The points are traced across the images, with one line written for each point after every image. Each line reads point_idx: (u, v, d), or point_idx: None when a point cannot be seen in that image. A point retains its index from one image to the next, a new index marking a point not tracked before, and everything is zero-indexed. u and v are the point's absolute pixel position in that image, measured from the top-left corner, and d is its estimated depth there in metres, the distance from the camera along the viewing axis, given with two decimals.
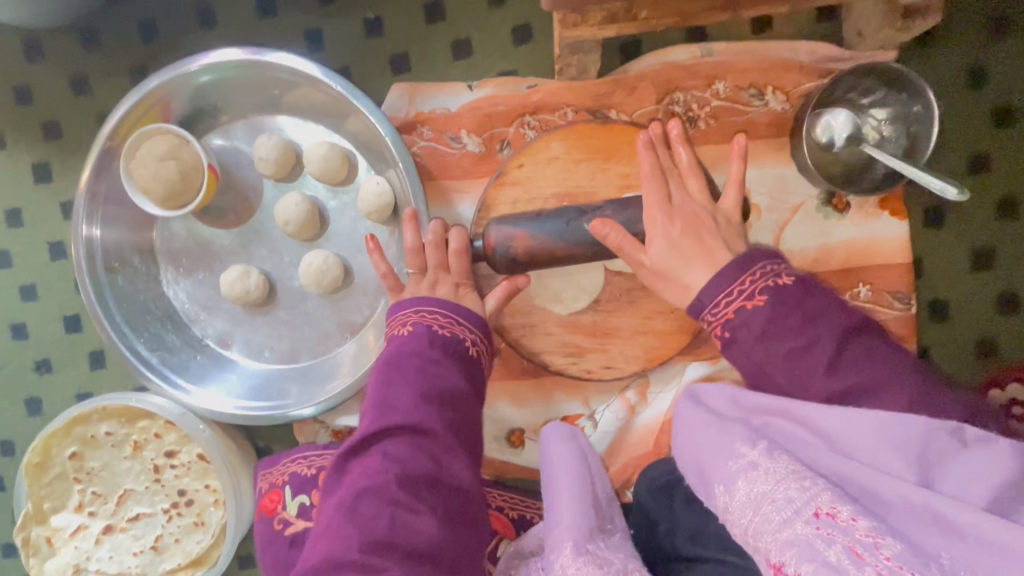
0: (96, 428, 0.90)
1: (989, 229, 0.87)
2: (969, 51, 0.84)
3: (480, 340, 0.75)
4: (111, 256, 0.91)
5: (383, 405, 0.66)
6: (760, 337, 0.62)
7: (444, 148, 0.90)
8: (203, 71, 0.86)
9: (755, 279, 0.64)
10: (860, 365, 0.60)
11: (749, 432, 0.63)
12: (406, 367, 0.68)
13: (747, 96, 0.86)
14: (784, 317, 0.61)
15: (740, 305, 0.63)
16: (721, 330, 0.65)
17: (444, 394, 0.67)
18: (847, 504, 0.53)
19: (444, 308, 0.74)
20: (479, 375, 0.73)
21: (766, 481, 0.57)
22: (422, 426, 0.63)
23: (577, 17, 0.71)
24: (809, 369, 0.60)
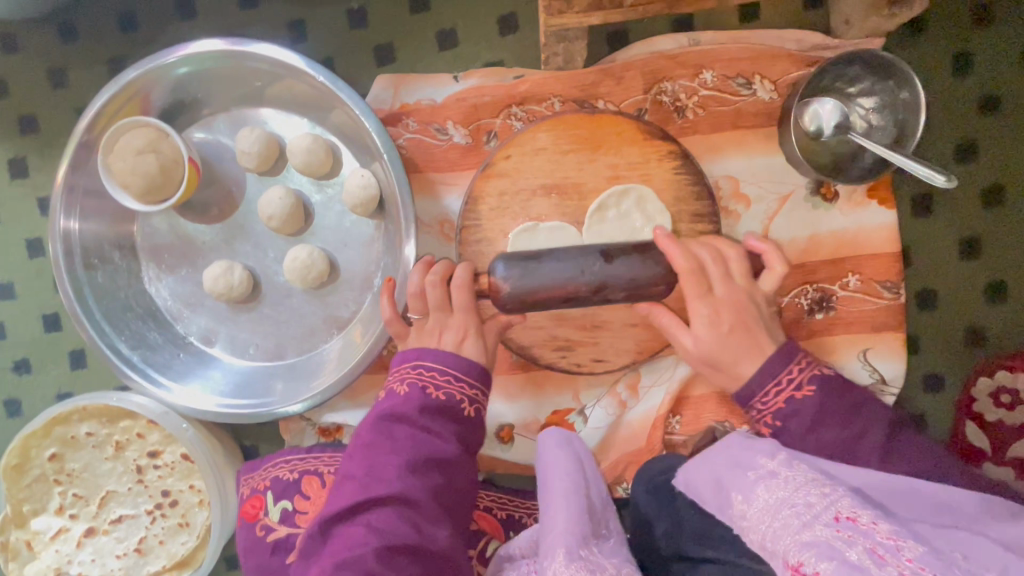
0: (77, 429, 0.88)
1: (976, 218, 0.87)
2: (955, 39, 0.84)
3: (480, 394, 0.71)
4: (90, 252, 0.89)
5: (369, 472, 0.63)
6: (811, 428, 0.64)
7: (430, 140, 0.88)
8: (182, 63, 0.84)
9: (801, 369, 0.67)
10: (910, 455, 0.62)
11: (771, 445, 0.63)
12: (395, 431, 0.65)
13: (735, 85, 0.85)
14: (831, 408, 0.64)
15: (788, 395, 0.66)
16: (771, 419, 0.67)
17: (433, 462, 0.63)
18: (865, 507, 0.52)
19: (443, 364, 0.70)
20: (475, 435, 0.70)
21: (784, 487, 0.57)
22: (405, 496, 0.60)
23: (562, 4, 0.69)
24: (862, 451, 0.62)
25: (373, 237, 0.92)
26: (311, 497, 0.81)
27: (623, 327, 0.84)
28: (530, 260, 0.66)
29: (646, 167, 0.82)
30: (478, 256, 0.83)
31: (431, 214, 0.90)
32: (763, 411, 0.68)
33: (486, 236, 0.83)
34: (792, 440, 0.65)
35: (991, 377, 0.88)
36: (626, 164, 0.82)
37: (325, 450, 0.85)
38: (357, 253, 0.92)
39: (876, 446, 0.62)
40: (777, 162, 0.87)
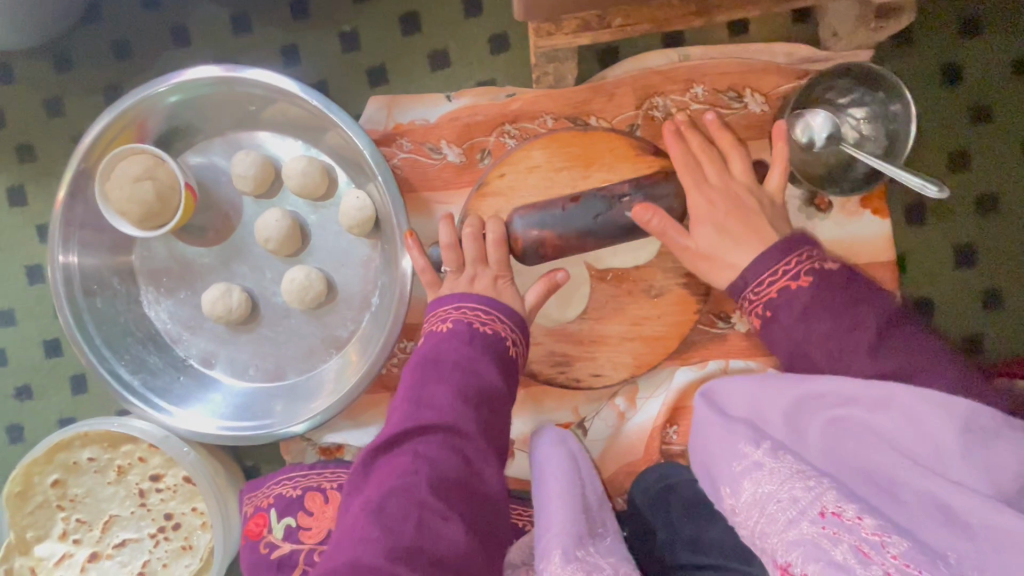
0: (79, 454, 0.89)
1: (970, 226, 0.87)
2: (944, 49, 0.85)
3: (520, 340, 0.75)
4: (89, 278, 0.90)
5: (420, 400, 0.65)
6: (801, 317, 0.64)
7: (424, 160, 0.89)
8: (172, 91, 0.85)
9: (800, 261, 0.66)
10: (903, 349, 0.61)
11: (751, 432, 0.64)
12: (444, 364, 0.68)
13: (726, 99, 0.85)
14: (829, 298, 0.64)
15: (784, 285, 0.66)
16: (761, 308, 0.68)
17: (481, 393, 0.65)
18: (851, 502, 0.54)
19: (484, 305, 0.74)
20: (517, 376, 0.72)
21: (770, 481, 0.58)
22: (455, 426, 0.62)
23: (551, 26, 0.71)
24: (851, 342, 0.62)
25: (370, 256, 0.92)
26: (315, 513, 0.82)
27: (621, 341, 0.84)
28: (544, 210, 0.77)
29: (639, 182, 0.82)
30: None
31: (426, 232, 0.90)
32: (756, 301, 0.68)
33: None
34: (780, 328, 0.66)
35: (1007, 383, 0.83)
36: (620, 180, 0.82)
37: (329, 466, 0.85)
38: (354, 273, 0.93)
39: (868, 337, 0.61)
40: None
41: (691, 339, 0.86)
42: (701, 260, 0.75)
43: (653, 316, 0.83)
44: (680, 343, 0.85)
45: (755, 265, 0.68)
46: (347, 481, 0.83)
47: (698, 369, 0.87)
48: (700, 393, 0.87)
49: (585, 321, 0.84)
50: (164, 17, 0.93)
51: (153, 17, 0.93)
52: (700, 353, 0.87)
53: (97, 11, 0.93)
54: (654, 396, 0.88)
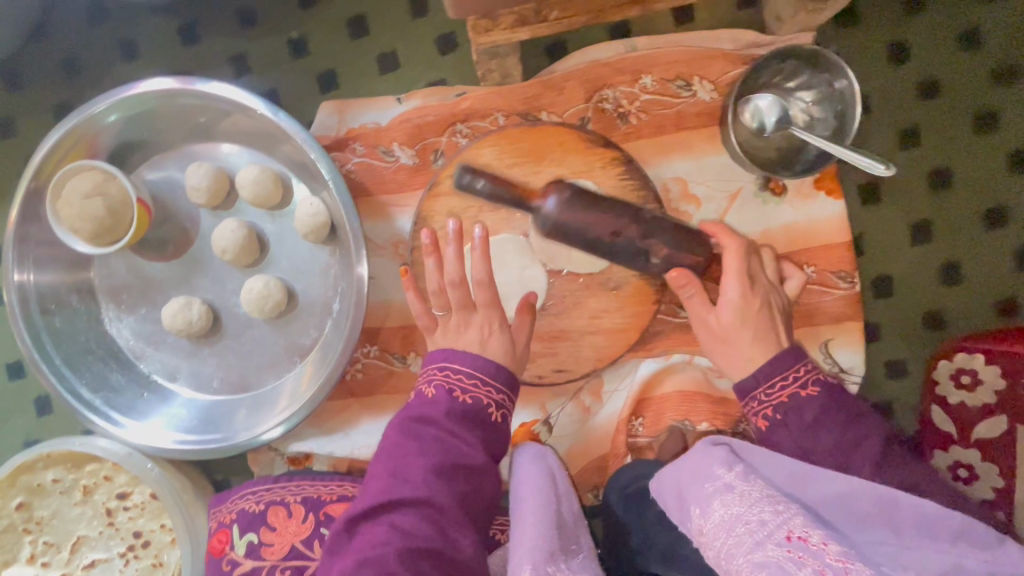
0: (43, 476, 0.88)
1: (926, 202, 0.87)
2: (888, 27, 0.86)
3: (507, 402, 0.72)
4: (46, 297, 0.89)
5: (398, 474, 0.65)
6: (811, 425, 0.67)
7: (378, 163, 0.89)
8: (111, 110, 0.84)
9: (808, 371, 0.69)
10: (900, 468, 0.65)
11: (727, 454, 0.66)
12: (425, 435, 0.67)
13: (674, 88, 0.86)
14: (834, 410, 0.67)
15: (794, 391, 0.69)
16: (772, 412, 0.69)
17: (459, 466, 0.65)
18: (816, 528, 0.56)
19: (477, 373, 0.71)
20: (499, 440, 0.71)
21: (740, 503, 0.60)
22: (431, 500, 0.63)
23: (488, 22, 0.70)
24: (853, 458, 0.65)
25: (329, 262, 0.92)
26: (277, 528, 0.82)
27: (580, 335, 0.84)
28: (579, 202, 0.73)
29: (590, 175, 0.82)
30: None
31: (384, 235, 0.91)
32: (764, 405, 0.69)
33: None
34: (789, 436, 0.67)
35: (950, 359, 0.83)
36: (570, 174, 0.82)
37: (294, 479, 0.85)
38: (314, 280, 0.92)
39: (872, 452, 0.65)
40: (723, 160, 0.87)
41: (651, 330, 0.87)
42: (715, 341, 0.75)
43: (612, 308, 0.83)
44: (641, 335, 0.84)
45: (767, 365, 0.70)
46: (311, 494, 0.83)
47: (661, 359, 0.87)
48: (663, 383, 0.88)
49: (544, 316, 0.84)
50: (112, 32, 0.92)
51: (100, 33, 0.93)
52: (662, 343, 0.87)
53: (44, 28, 0.93)
54: (618, 389, 0.88)
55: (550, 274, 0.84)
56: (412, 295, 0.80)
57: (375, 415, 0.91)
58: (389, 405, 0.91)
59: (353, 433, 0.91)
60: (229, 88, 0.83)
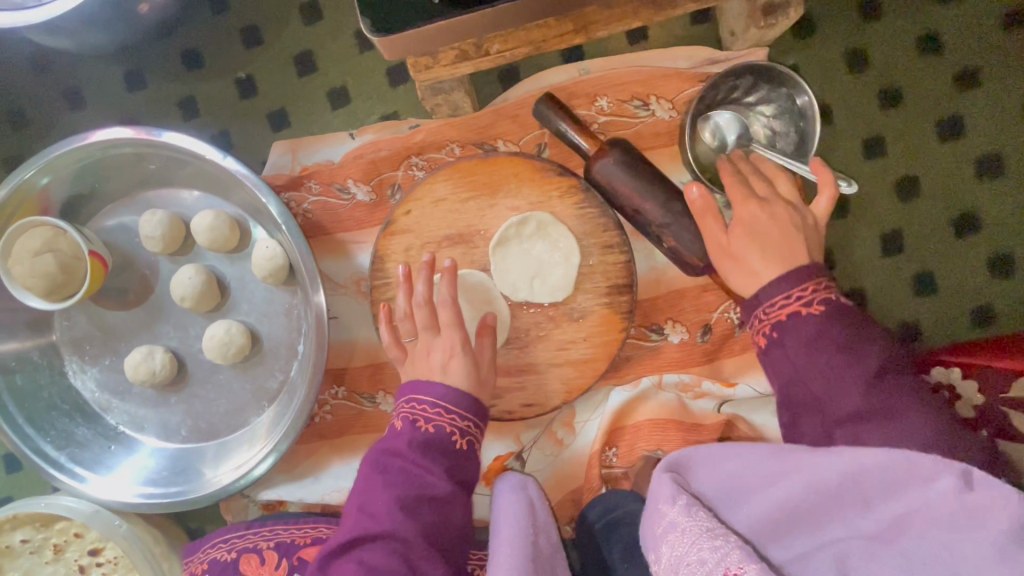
0: (11, 537, 0.87)
1: (896, 211, 0.85)
2: (845, 36, 0.84)
3: (473, 428, 0.69)
4: (5, 356, 0.87)
5: (365, 510, 0.64)
6: (807, 344, 0.59)
7: (334, 201, 0.87)
8: (42, 172, 0.83)
9: (816, 289, 0.61)
10: (896, 395, 0.56)
11: (673, 487, 0.59)
12: (390, 469, 0.65)
13: (632, 108, 0.83)
14: (834, 329, 0.58)
15: (795, 310, 0.60)
16: (767, 330, 0.62)
17: (424, 499, 0.64)
18: (756, 563, 0.49)
19: (442, 400, 0.68)
20: (470, 467, 0.68)
21: (683, 543, 0.54)
22: (397, 535, 0.61)
23: (429, 59, 0.69)
24: (843, 380, 0.57)
25: (291, 303, 0.90)
26: None
27: (548, 368, 0.81)
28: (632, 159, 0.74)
29: (548, 204, 0.80)
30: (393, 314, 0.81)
31: (345, 273, 0.88)
32: (762, 322, 0.62)
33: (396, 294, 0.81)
34: (782, 356, 0.60)
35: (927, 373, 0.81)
36: (527, 205, 0.80)
37: (266, 524, 0.83)
38: (277, 321, 0.91)
39: (863, 376, 0.57)
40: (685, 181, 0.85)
41: (619, 357, 0.85)
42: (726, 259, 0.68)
43: (579, 338, 0.81)
44: (611, 364, 0.82)
45: (770, 282, 0.62)
46: (284, 538, 0.81)
47: (631, 388, 0.85)
48: (634, 411, 0.85)
49: (510, 351, 0.81)
50: (57, 81, 0.92)
51: (46, 84, 0.92)
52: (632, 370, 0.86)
53: None
54: (590, 419, 0.86)
55: (514, 307, 0.81)
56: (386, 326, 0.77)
57: (346, 456, 0.89)
58: (360, 446, 0.89)
59: (325, 477, 0.90)
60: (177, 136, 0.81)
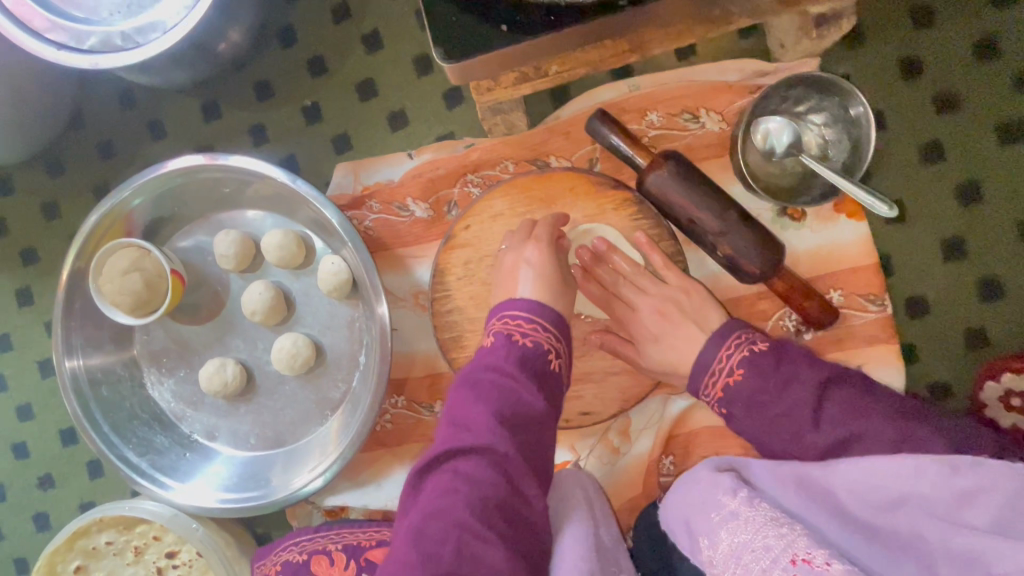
0: (97, 539, 0.93)
1: (956, 216, 0.84)
2: (896, 44, 0.84)
3: (561, 349, 0.71)
4: (93, 370, 0.93)
5: (458, 421, 0.62)
6: (750, 409, 0.67)
7: (394, 219, 0.91)
8: (135, 195, 0.89)
9: (732, 351, 0.70)
10: (845, 416, 0.64)
11: (733, 482, 0.66)
12: (483, 382, 0.64)
13: (682, 121, 0.85)
14: (764, 386, 0.67)
15: (725, 382, 0.69)
16: (717, 407, 0.70)
17: (518, 415, 0.62)
18: (822, 549, 0.54)
19: (530, 313, 0.71)
20: (558, 389, 0.68)
21: (745, 530, 0.59)
22: (497, 449, 0.59)
23: (490, 82, 0.73)
24: (797, 424, 0.65)
25: (353, 317, 0.95)
26: None
27: (605, 376, 0.82)
28: (690, 175, 0.76)
29: (604, 219, 0.83)
30: (452, 325, 0.84)
31: (404, 286, 0.92)
32: (708, 401, 0.71)
33: (456, 306, 0.84)
34: (738, 424, 0.69)
35: (996, 380, 0.83)
36: (582, 218, 0.83)
37: (333, 528, 0.86)
38: (340, 334, 0.95)
39: (807, 416, 0.65)
40: (736, 191, 0.86)
41: None
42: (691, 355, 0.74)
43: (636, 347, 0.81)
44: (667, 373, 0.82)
45: (698, 363, 0.71)
46: (350, 541, 0.84)
47: (689, 397, 0.86)
48: (691, 420, 0.87)
49: None
50: (141, 113, 1.00)
51: (131, 117, 1.00)
52: None
53: (80, 116, 1.00)
54: (647, 429, 0.86)
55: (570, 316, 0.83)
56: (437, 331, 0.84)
57: (407, 464, 0.92)
58: (419, 454, 0.92)
59: (386, 484, 0.93)
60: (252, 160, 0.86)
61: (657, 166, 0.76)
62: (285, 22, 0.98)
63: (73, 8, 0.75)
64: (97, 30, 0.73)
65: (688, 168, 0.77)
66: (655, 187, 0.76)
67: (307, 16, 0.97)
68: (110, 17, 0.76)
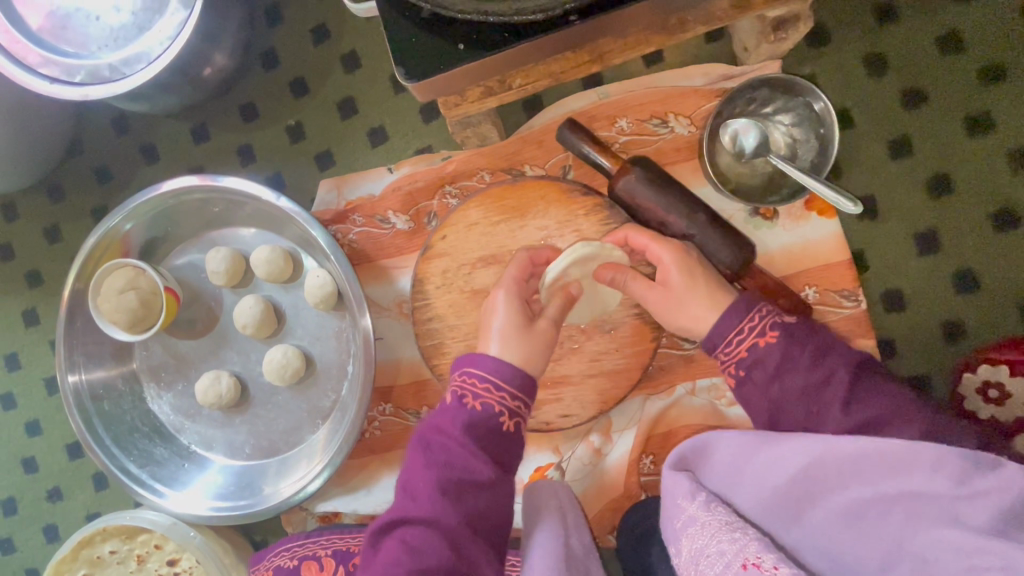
0: (102, 548, 0.97)
1: (928, 210, 0.85)
2: (860, 42, 0.86)
3: (520, 408, 0.69)
4: (95, 385, 0.96)
5: (407, 488, 0.66)
6: (775, 375, 0.66)
7: (376, 231, 0.94)
8: (129, 217, 0.93)
9: (764, 317, 0.68)
10: (868, 403, 0.64)
11: (690, 484, 0.68)
12: (432, 448, 0.67)
13: (651, 126, 0.87)
14: (795, 355, 0.66)
15: (751, 343, 0.67)
16: (735, 368, 0.69)
17: (465, 486, 0.65)
18: (771, 552, 0.58)
19: (484, 371, 0.69)
20: (511, 449, 0.69)
21: (702, 535, 0.63)
22: (439, 523, 0.63)
23: (458, 97, 0.76)
24: (821, 403, 0.65)
25: (341, 327, 0.98)
26: None
27: (583, 378, 0.83)
28: (659, 180, 0.77)
29: (575, 222, 0.84)
30: (433, 332, 0.86)
31: (388, 297, 0.95)
32: (727, 361, 0.69)
33: (436, 313, 0.86)
34: (754, 388, 0.68)
35: (973, 372, 0.84)
36: (555, 225, 0.84)
37: (323, 534, 0.89)
38: (329, 344, 0.98)
39: (838, 392, 0.65)
40: (707, 192, 0.87)
41: (654, 367, 0.86)
42: None
43: (612, 349, 0.83)
44: (644, 374, 0.84)
45: (721, 324, 0.69)
46: (340, 547, 0.86)
47: (667, 397, 0.87)
48: (670, 419, 0.88)
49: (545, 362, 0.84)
50: (136, 139, 1.05)
51: (127, 142, 1.05)
52: (666, 379, 0.87)
53: (78, 143, 1.05)
54: (627, 429, 0.88)
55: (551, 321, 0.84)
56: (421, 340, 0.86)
57: (396, 470, 0.94)
58: None
59: (376, 490, 0.95)
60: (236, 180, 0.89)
61: (627, 172, 0.77)
62: (269, 46, 1.02)
63: (63, 42, 0.79)
64: (86, 63, 0.78)
65: (655, 172, 0.78)
66: (625, 193, 0.77)
67: (289, 39, 1.02)
68: (98, 50, 0.79)
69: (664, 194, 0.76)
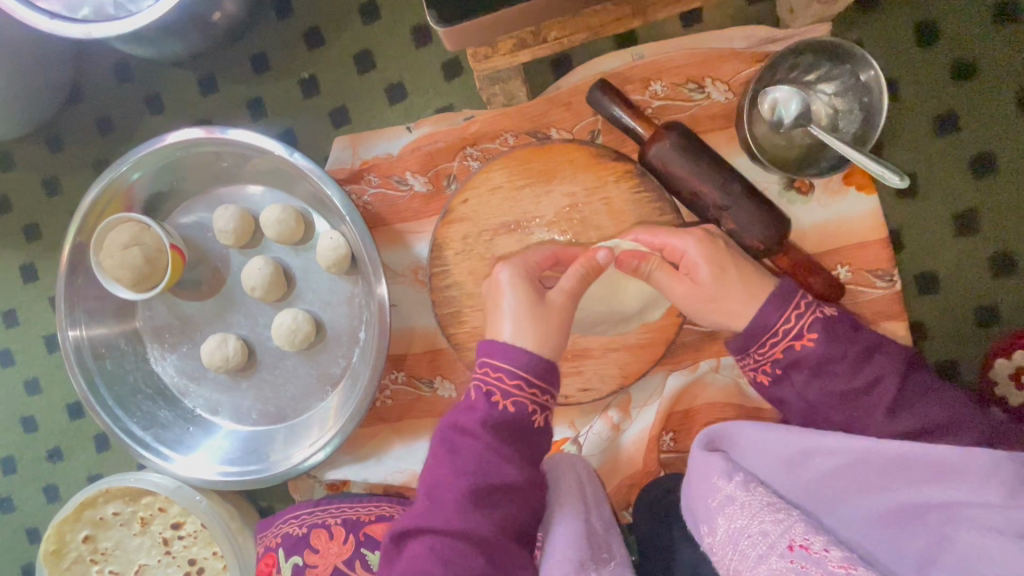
0: (104, 510, 0.96)
1: (969, 190, 0.82)
2: (913, 9, 0.81)
3: (550, 405, 0.67)
4: (97, 343, 0.93)
5: (434, 496, 0.64)
6: (813, 374, 0.65)
7: (393, 192, 0.90)
8: (134, 168, 0.88)
9: (804, 313, 0.66)
10: (917, 407, 0.63)
11: (725, 464, 0.68)
12: (459, 448, 0.64)
13: (687, 91, 0.83)
14: (838, 355, 0.64)
15: (787, 345, 0.66)
16: (771, 367, 0.68)
17: (496, 489, 0.63)
18: (818, 534, 0.58)
19: (511, 362, 0.66)
20: (539, 447, 0.67)
21: (742, 515, 0.62)
22: (471, 531, 0.61)
23: (488, 49, 0.71)
24: (865, 407, 0.64)
25: (352, 293, 0.94)
26: (321, 550, 0.83)
27: (604, 352, 0.81)
28: (689, 147, 0.73)
29: (603, 190, 0.80)
30: (451, 300, 0.83)
31: (403, 262, 0.91)
32: (761, 361, 0.68)
33: (455, 280, 0.82)
34: (792, 387, 0.67)
35: (1007, 357, 0.82)
36: (582, 191, 0.80)
37: (333, 502, 0.87)
38: (340, 310, 0.95)
39: (885, 396, 0.63)
40: (742, 162, 0.83)
41: (678, 343, 0.84)
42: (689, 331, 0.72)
43: (636, 323, 0.80)
44: (668, 350, 0.81)
45: (758, 320, 0.67)
46: (350, 515, 0.84)
47: (689, 373, 0.85)
48: (692, 397, 0.86)
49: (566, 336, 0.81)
50: (140, 88, 1.00)
51: (130, 90, 1.00)
52: (689, 356, 0.85)
53: (78, 92, 1.00)
54: (646, 405, 0.86)
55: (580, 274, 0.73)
56: (439, 308, 0.83)
57: (406, 440, 0.92)
58: (418, 430, 0.92)
59: (386, 459, 0.93)
60: (261, 137, 0.84)
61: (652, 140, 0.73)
62: None
63: None
64: None
65: (690, 139, 0.73)
66: (653, 159, 0.74)
67: None
68: None
69: (701, 166, 0.72)
